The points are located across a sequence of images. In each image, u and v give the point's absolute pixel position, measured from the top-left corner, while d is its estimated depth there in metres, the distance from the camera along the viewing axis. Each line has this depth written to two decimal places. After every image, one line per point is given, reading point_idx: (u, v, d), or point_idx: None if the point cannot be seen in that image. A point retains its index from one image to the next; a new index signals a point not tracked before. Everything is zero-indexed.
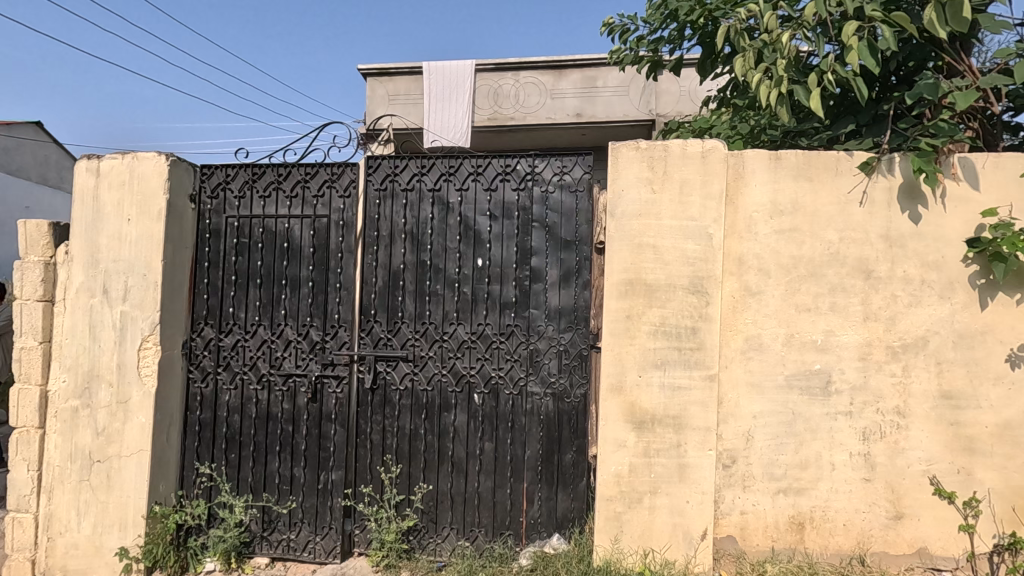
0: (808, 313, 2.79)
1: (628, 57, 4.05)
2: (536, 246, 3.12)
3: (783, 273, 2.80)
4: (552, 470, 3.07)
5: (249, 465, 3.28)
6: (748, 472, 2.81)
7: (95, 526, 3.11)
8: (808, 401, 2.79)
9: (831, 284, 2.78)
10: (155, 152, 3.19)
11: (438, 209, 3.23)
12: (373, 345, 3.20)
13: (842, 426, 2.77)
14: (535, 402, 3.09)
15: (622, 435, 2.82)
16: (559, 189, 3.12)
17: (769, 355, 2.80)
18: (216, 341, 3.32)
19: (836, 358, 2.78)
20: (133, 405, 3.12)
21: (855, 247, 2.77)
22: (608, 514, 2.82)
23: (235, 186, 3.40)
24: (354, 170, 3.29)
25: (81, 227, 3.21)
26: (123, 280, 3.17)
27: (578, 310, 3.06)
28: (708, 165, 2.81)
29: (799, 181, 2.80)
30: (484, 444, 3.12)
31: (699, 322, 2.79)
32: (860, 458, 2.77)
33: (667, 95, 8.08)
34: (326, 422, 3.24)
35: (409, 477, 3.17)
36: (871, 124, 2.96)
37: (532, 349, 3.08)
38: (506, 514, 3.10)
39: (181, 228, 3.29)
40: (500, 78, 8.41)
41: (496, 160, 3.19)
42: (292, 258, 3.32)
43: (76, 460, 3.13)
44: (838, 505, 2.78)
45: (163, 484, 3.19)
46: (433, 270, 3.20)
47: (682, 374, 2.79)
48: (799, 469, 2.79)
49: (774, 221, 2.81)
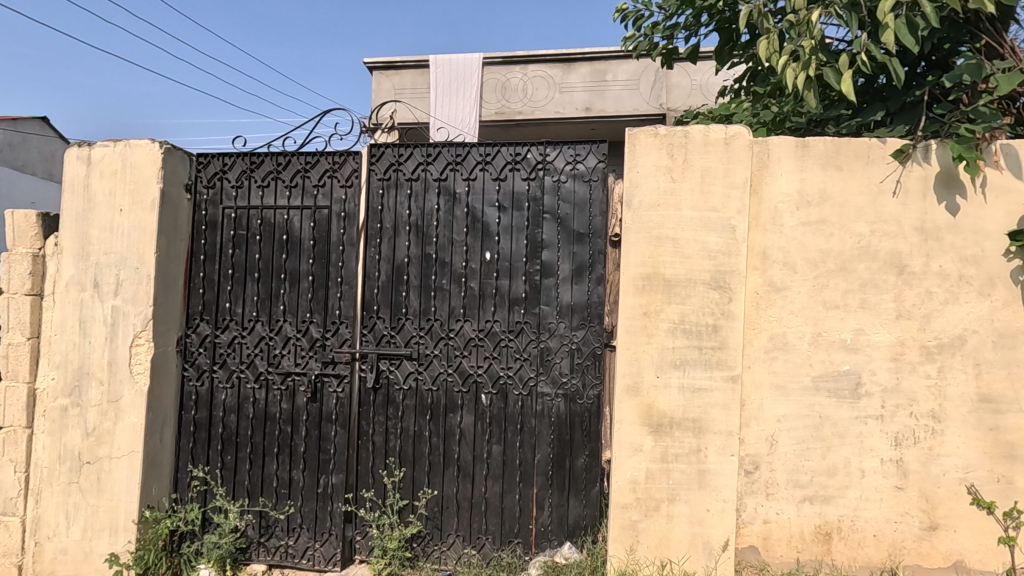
0: (836, 311, 2.63)
1: (642, 45, 3.86)
2: (547, 239, 2.97)
3: (810, 267, 2.64)
4: (563, 475, 2.92)
5: (245, 468, 3.14)
6: (772, 479, 2.65)
7: (85, 531, 2.97)
8: (837, 404, 2.62)
9: (861, 280, 2.61)
10: (149, 139, 3.06)
11: (444, 200, 3.07)
12: (375, 342, 3.05)
13: (873, 430, 2.61)
14: (546, 403, 2.93)
15: (638, 439, 2.66)
16: (572, 179, 2.96)
17: (795, 355, 2.64)
18: (211, 338, 3.18)
19: (866, 358, 2.61)
20: (124, 404, 2.98)
21: (887, 240, 2.60)
22: (622, 523, 2.66)
23: (233, 175, 3.25)
24: (357, 159, 3.14)
25: (70, 218, 3.06)
26: (115, 273, 3.03)
27: (591, 307, 2.91)
28: (732, 153, 2.65)
29: (827, 170, 2.63)
30: (492, 447, 2.96)
31: (721, 319, 2.62)
32: (892, 465, 2.60)
33: (678, 90, 7.90)
34: (325, 423, 3.09)
35: (413, 481, 3.01)
36: (901, 111, 2.81)
37: (543, 347, 2.93)
38: (514, 521, 2.94)
39: (176, 220, 3.15)
40: (508, 72, 8.24)
41: (506, 149, 3.03)
42: (291, 251, 3.17)
43: (65, 461, 2.99)
44: (868, 514, 2.62)
45: (156, 487, 3.05)
46: (439, 265, 3.05)
47: (702, 374, 2.63)
48: (826, 475, 2.63)
49: (801, 212, 2.64)
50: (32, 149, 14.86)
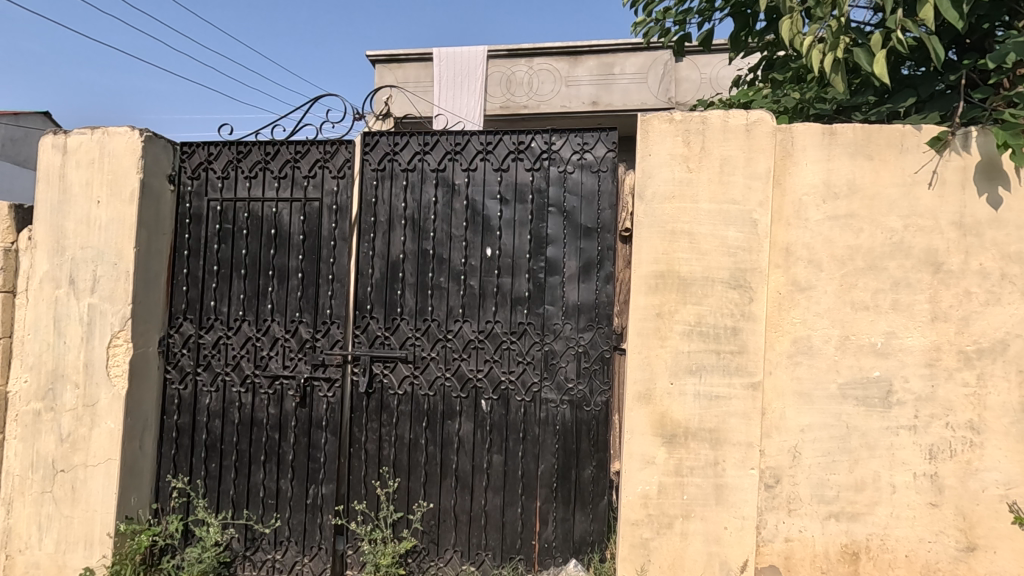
0: (865, 313, 2.42)
1: (654, 31, 3.59)
2: (552, 234, 2.77)
3: (837, 265, 2.43)
4: (569, 488, 2.72)
5: (231, 476, 2.95)
6: (794, 494, 2.45)
7: (58, 544, 2.78)
8: (866, 414, 2.42)
9: (893, 279, 2.41)
10: (128, 127, 2.86)
11: (442, 191, 2.87)
12: (368, 344, 2.86)
13: (905, 443, 2.40)
14: (551, 410, 2.73)
15: (650, 450, 2.46)
16: (579, 169, 2.76)
17: (820, 360, 2.43)
18: (195, 339, 2.99)
19: (898, 364, 2.40)
20: (101, 409, 2.79)
21: (921, 236, 2.39)
22: (632, 541, 2.46)
23: (219, 165, 3.05)
24: (349, 148, 2.95)
25: (45, 210, 2.87)
26: (92, 269, 2.84)
27: (599, 307, 2.71)
28: (754, 141, 2.45)
29: (857, 160, 2.43)
30: (493, 456, 2.77)
31: (741, 321, 2.42)
32: (926, 480, 2.39)
33: (687, 83, 7.67)
34: (315, 430, 2.90)
35: (409, 492, 2.82)
36: (934, 98, 2.61)
37: (547, 350, 2.73)
38: (516, 536, 2.75)
39: (158, 213, 2.96)
40: (514, 65, 8.02)
41: (509, 137, 2.83)
42: (280, 246, 2.98)
43: (38, 470, 2.81)
44: (899, 533, 2.41)
45: (135, 497, 2.86)
46: (436, 261, 2.85)
47: (720, 381, 2.43)
48: (853, 491, 2.43)
49: (827, 206, 2.44)
50: (32, 141, 14.61)
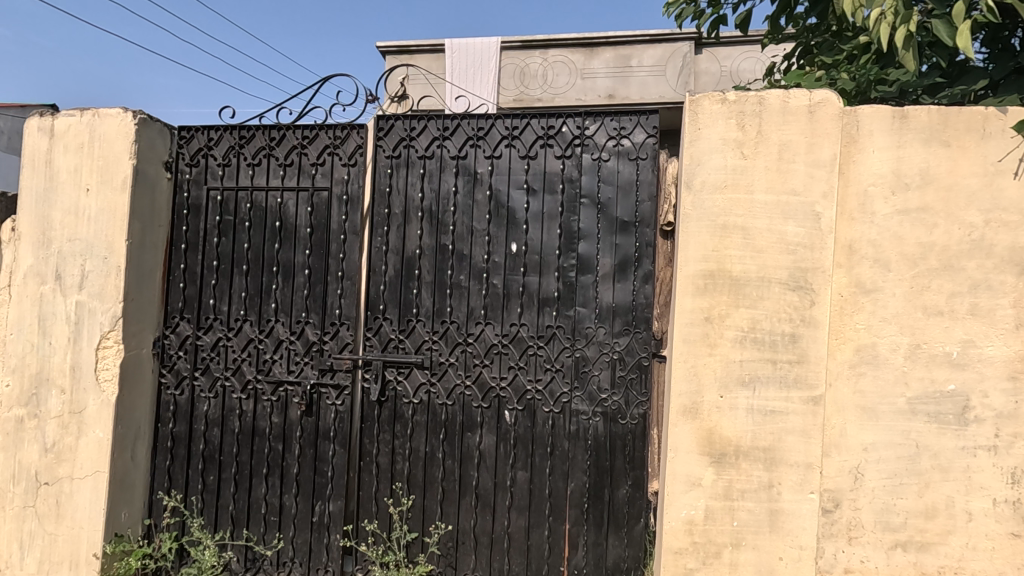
0: (939, 319, 2.15)
1: (686, 12, 3.31)
2: (584, 228, 2.51)
3: (908, 265, 2.16)
4: (601, 509, 2.46)
5: (230, 491, 2.71)
6: (856, 520, 2.18)
7: (41, 564, 2.55)
8: (938, 432, 2.15)
9: (972, 280, 2.13)
10: (120, 108, 2.61)
11: (463, 181, 2.62)
12: (381, 348, 2.61)
13: (983, 465, 2.13)
14: (581, 423, 2.47)
15: (696, 471, 2.21)
16: (615, 157, 2.50)
17: (888, 371, 2.17)
18: (192, 340, 2.74)
19: (977, 376, 2.13)
20: (89, 416, 2.55)
21: (1005, 232, 2.12)
22: (675, 571, 2.21)
23: (220, 151, 2.81)
24: (361, 133, 2.70)
25: (29, 199, 2.63)
26: (80, 263, 2.59)
27: (636, 309, 2.45)
28: (817, 124, 2.18)
29: (932, 147, 2.16)
30: (517, 473, 2.52)
31: (801, 327, 2.15)
32: (1007, 507, 2.12)
33: (706, 77, 7.48)
34: (322, 441, 2.66)
35: (424, 511, 2.57)
36: (1009, 80, 2.35)
37: (578, 357, 2.47)
38: (542, 561, 2.50)
39: (153, 203, 2.71)
40: (528, 56, 7.75)
41: (537, 121, 2.57)
42: (285, 240, 2.73)
43: (20, 481, 2.58)
44: (975, 566, 2.14)
45: (126, 513, 2.62)
46: (456, 258, 2.60)
47: (777, 395, 2.17)
48: (923, 518, 2.16)
49: (897, 198, 2.17)
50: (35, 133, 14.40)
